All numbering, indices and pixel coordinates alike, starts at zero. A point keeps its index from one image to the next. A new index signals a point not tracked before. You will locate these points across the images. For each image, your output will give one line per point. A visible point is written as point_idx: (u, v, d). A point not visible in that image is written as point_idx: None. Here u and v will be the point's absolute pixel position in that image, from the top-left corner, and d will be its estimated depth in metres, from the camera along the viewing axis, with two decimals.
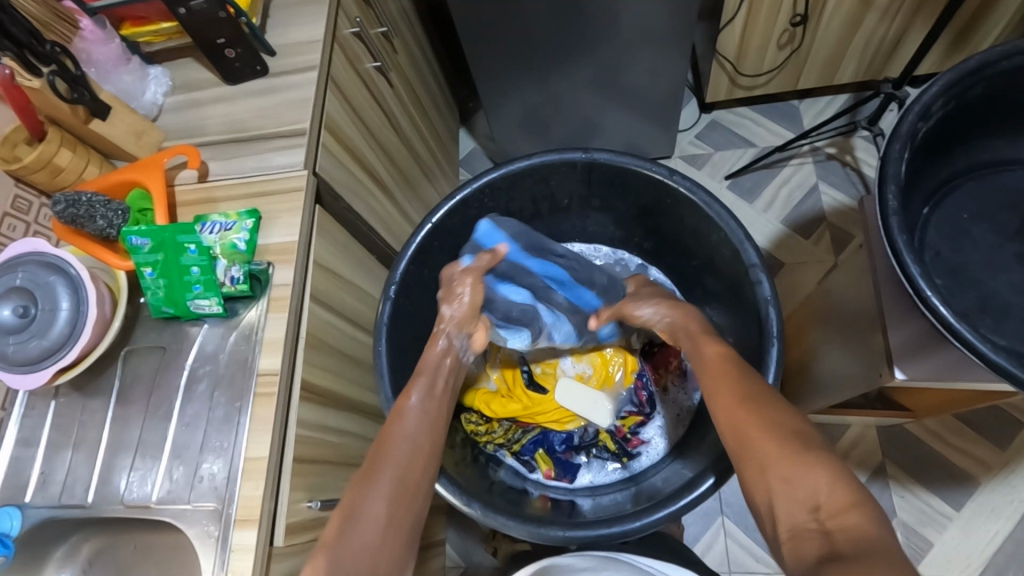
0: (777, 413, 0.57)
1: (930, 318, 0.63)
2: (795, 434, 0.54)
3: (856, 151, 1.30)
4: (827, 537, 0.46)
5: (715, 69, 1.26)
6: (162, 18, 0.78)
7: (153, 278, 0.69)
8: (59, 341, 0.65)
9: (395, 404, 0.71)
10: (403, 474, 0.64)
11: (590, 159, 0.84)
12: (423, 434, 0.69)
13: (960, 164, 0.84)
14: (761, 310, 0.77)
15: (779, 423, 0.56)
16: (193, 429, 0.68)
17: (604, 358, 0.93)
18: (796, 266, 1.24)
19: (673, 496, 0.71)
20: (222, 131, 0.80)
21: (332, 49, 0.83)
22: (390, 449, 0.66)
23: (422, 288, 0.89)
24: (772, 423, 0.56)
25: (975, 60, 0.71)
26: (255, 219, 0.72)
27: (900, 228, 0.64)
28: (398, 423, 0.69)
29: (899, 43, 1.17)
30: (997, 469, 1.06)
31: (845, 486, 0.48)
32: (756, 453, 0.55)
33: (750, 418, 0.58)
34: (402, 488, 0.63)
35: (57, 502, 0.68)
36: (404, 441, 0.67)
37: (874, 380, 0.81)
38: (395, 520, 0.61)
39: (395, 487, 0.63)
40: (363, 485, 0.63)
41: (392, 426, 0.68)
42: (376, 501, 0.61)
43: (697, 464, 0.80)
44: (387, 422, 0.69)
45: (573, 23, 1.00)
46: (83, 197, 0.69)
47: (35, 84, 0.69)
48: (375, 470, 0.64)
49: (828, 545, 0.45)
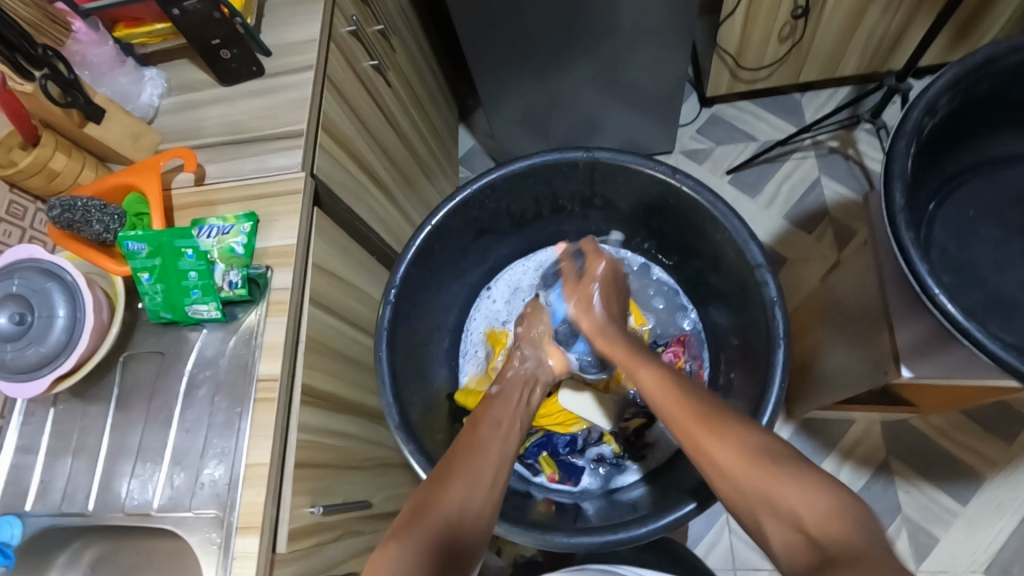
0: (744, 434, 0.58)
1: (936, 316, 0.62)
2: (762, 450, 0.56)
3: (859, 144, 1.29)
4: (816, 548, 0.48)
5: (716, 63, 1.24)
6: (156, 19, 0.77)
7: (151, 283, 0.69)
8: (56, 348, 0.64)
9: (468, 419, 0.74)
10: (476, 474, 0.65)
11: (591, 159, 0.83)
12: (498, 442, 0.70)
13: (966, 159, 0.83)
14: (767, 310, 0.76)
15: (750, 438, 0.58)
16: (194, 435, 0.67)
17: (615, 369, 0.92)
18: (800, 261, 1.23)
19: (689, 496, 0.70)
20: (219, 133, 0.79)
21: (329, 49, 0.82)
22: (465, 455, 0.67)
23: (423, 289, 0.88)
24: (718, 425, 0.60)
25: (982, 54, 0.70)
26: (253, 223, 0.71)
27: (907, 226, 0.64)
28: (472, 435, 0.70)
29: (902, 36, 1.16)
30: (1002, 465, 1.06)
31: (823, 497, 0.50)
32: (721, 467, 0.57)
33: (710, 434, 0.59)
34: (473, 488, 0.63)
35: (58, 510, 0.67)
36: (482, 449, 0.68)
37: (880, 378, 0.80)
38: (467, 517, 0.61)
39: (468, 488, 0.63)
40: (436, 485, 0.63)
41: (472, 431, 0.71)
42: (450, 496, 0.62)
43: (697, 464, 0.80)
44: (463, 434, 0.71)
45: (573, 19, 0.99)
46: (79, 202, 0.68)
47: (28, 89, 0.68)
48: (447, 476, 0.64)
49: (816, 554, 0.47)
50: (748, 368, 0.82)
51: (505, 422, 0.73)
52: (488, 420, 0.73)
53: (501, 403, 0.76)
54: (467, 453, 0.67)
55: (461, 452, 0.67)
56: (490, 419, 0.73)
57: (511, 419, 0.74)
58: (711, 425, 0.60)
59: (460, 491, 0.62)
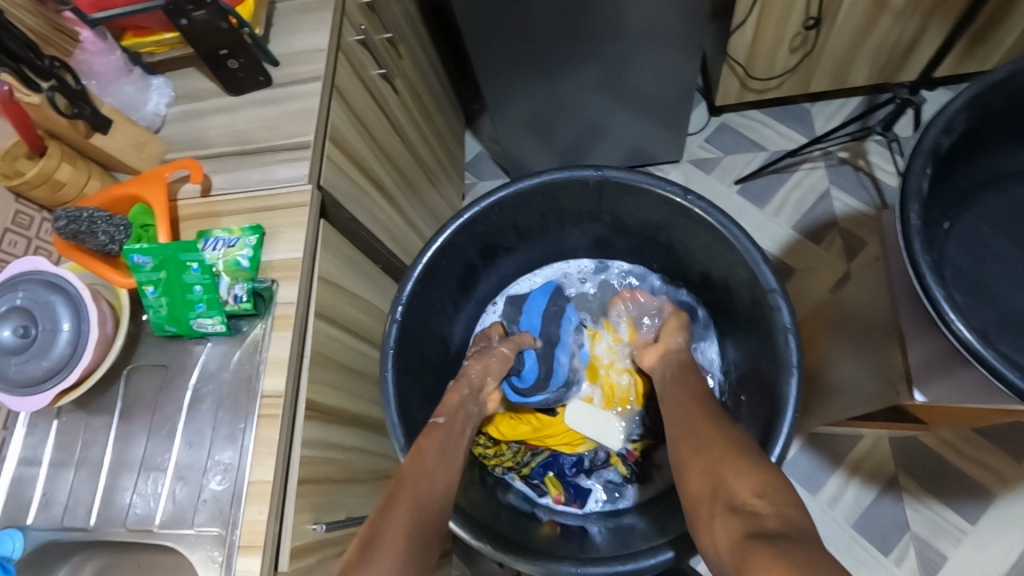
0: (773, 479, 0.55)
1: (951, 339, 0.61)
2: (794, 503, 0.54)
3: (870, 155, 1.28)
4: None
5: (726, 72, 1.23)
6: (164, 29, 0.76)
7: (156, 296, 0.68)
8: (60, 362, 0.64)
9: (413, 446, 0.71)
10: (420, 502, 0.64)
11: (601, 177, 0.82)
12: (439, 478, 0.68)
13: (982, 176, 0.82)
14: (780, 335, 0.75)
15: None
16: (197, 449, 0.66)
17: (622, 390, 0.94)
18: (809, 273, 1.22)
19: (667, 544, 0.68)
20: (225, 143, 0.79)
21: (337, 58, 0.81)
22: (420, 460, 0.69)
23: (429, 305, 0.87)
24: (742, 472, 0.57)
25: (999, 72, 0.68)
26: (258, 235, 0.71)
27: (922, 248, 0.62)
28: (419, 460, 0.69)
29: (915, 48, 1.15)
30: (1013, 482, 1.04)
31: None
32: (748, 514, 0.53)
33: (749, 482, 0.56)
34: (419, 523, 0.62)
35: (60, 524, 0.67)
36: (423, 483, 0.66)
37: (890, 396, 0.79)
38: (426, 520, 0.63)
39: (413, 522, 0.62)
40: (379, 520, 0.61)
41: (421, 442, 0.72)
42: (394, 526, 0.60)
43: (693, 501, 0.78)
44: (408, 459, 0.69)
45: (583, 27, 0.98)
46: (85, 212, 0.67)
47: (34, 100, 0.67)
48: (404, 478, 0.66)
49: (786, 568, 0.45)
50: (758, 388, 0.81)
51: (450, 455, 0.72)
52: (436, 445, 0.71)
53: (446, 433, 0.74)
54: (406, 490, 0.64)
55: (415, 457, 0.69)
56: (440, 439, 0.72)
57: (454, 446, 0.73)
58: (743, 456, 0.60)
59: (405, 522, 0.61)
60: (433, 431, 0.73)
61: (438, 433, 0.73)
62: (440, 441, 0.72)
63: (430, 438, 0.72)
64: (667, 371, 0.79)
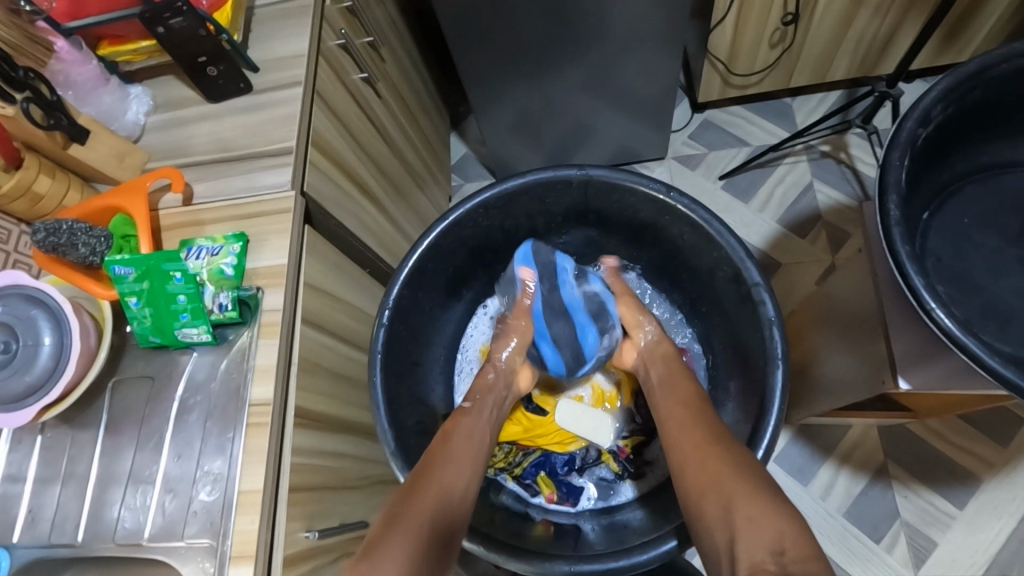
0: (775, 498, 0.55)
1: (933, 328, 0.62)
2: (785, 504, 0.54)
3: (850, 148, 1.29)
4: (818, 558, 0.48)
5: (707, 69, 1.24)
6: (141, 37, 0.75)
7: (139, 307, 0.67)
8: (42, 376, 0.63)
9: (440, 430, 0.73)
10: (451, 478, 0.65)
11: (585, 176, 0.83)
12: (470, 458, 0.69)
13: (960, 167, 0.83)
14: (766, 329, 0.75)
15: None
16: (186, 460, 0.66)
17: (611, 391, 0.95)
18: (794, 266, 1.23)
19: (670, 532, 0.69)
20: (206, 151, 0.78)
21: (318, 64, 0.81)
22: (450, 440, 0.70)
23: (417, 309, 0.87)
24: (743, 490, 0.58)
25: (975, 63, 0.69)
26: (242, 243, 0.70)
27: (902, 238, 0.63)
28: (446, 441, 0.70)
29: (892, 40, 1.16)
30: (1000, 468, 1.05)
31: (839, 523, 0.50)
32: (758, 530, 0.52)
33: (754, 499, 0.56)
34: (449, 501, 0.63)
35: (47, 541, 0.66)
36: (453, 462, 0.67)
37: (876, 386, 0.80)
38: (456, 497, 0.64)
39: (442, 497, 0.63)
40: (402, 500, 0.62)
41: (454, 423, 0.73)
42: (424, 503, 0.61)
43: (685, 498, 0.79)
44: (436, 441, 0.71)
45: (563, 25, 0.98)
46: (64, 224, 0.66)
47: (9, 112, 0.66)
48: (436, 458, 0.67)
49: None
50: (748, 382, 0.81)
51: (477, 436, 0.73)
52: (461, 429, 0.72)
53: (473, 417, 0.75)
54: (437, 468, 0.65)
55: (444, 439, 0.70)
56: (471, 420, 0.74)
57: (481, 428, 0.74)
58: (739, 457, 0.61)
59: (433, 499, 0.62)
60: (460, 416, 0.75)
61: (465, 417, 0.75)
62: (468, 422, 0.74)
63: (457, 424, 0.73)
64: (653, 369, 0.81)
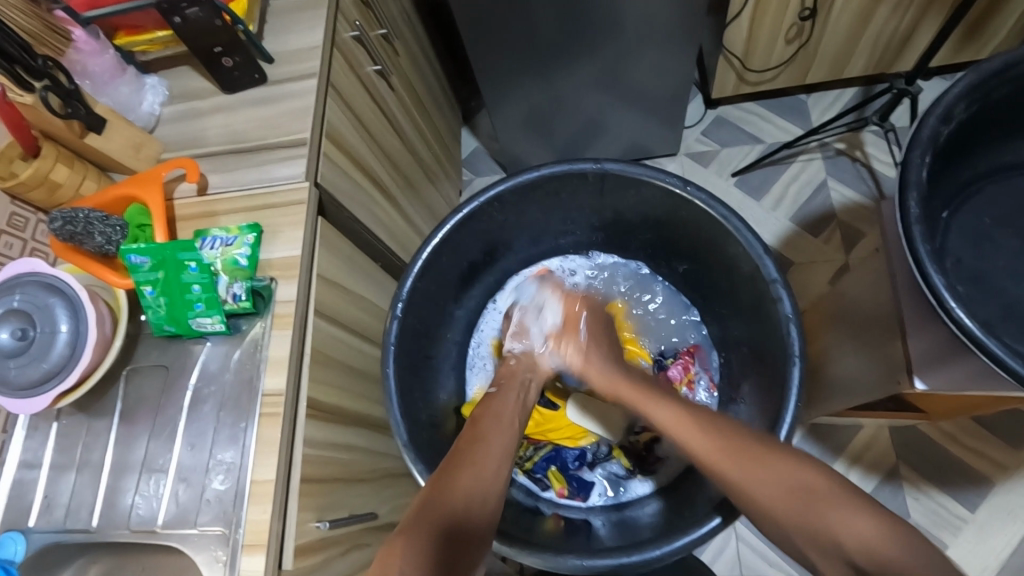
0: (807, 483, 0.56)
1: (953, 329, 0.61)
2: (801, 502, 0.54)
3: (866, 146, 1.28)
4: None
5: (722, 64, 1.23)
6: (157, 27, 0.76)
7: (154, 296, 0.68)
8: (59, 363, 0.64)
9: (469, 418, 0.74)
10: (482, 462, 0.65)
11: (600, 170, 0.82)
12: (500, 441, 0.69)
13: (980, 166, 0.82)
14: (782, 326, 0.75)
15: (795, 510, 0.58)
16: (199, 449, 0.66)
17: None
18: (807, 265, 1.22)
19: (714, 510, 0.70)
20: (221, 141, 0.78)
21: (332, 55, 0.81)
22: (482, 425, 0.71)
23: (428, 302, 0.87)
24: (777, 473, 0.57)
25: (998, 60, 0.68)
26: (256, 234, 0.70)
27: (923, 237, 0.62)
28: (476, 428, 0.70)
29: (911, 37, 1.15)
30: (1013, 471, 1.04)
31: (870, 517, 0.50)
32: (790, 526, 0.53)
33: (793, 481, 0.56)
34: (480, 484, 0.63)
35: (62, 526, 0.66)
36: (488, 446, 0.67)
37: (891, 387, 0.80)
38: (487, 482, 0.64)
39: (476, 479, 0.63)
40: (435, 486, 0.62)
41: (484, 410, 0.74)
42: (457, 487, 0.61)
43: (696, 495, 0.79)
44: (465, 429, 0.71)
45: (580, 19, 0.97)
46: (81, 213, 0.67)
47: (28, 100, 0.67)
48: (470, 443, 0.68)
49: None
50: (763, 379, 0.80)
51: (506, 418, 0.73)
52: (488, 415, 0.73)
53: (501, 402, 0.76)
54: (470, 453, 0.66)
55: (474, 426, 0.71)
56: (501, 406, 0.75)
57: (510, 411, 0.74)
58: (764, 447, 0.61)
59: (467, 481, 0.62)
60: (491, 402, 0.75)
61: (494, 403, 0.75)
62: (495, 408, 0.74)
63: (487, 407, 0.74)
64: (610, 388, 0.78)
